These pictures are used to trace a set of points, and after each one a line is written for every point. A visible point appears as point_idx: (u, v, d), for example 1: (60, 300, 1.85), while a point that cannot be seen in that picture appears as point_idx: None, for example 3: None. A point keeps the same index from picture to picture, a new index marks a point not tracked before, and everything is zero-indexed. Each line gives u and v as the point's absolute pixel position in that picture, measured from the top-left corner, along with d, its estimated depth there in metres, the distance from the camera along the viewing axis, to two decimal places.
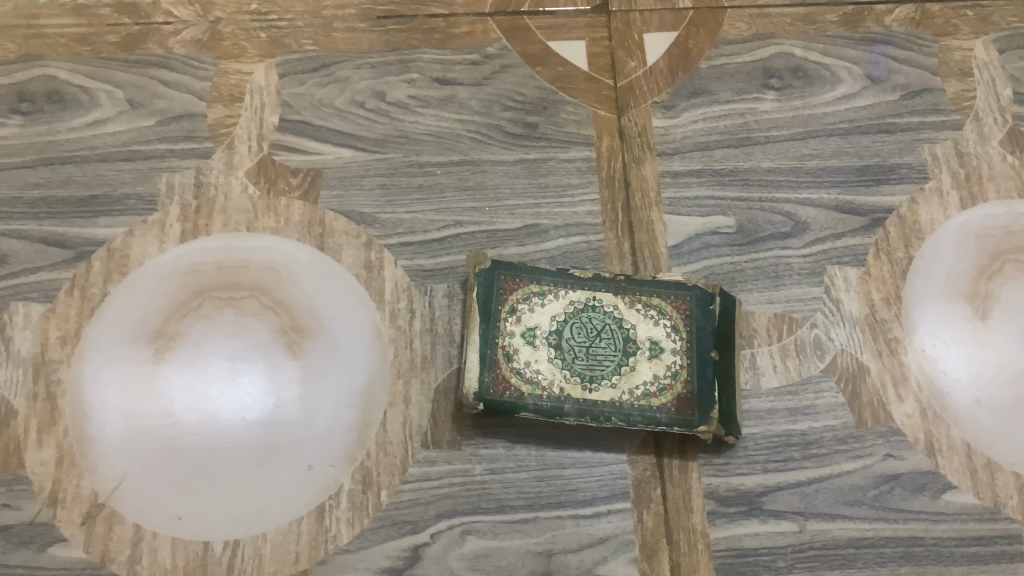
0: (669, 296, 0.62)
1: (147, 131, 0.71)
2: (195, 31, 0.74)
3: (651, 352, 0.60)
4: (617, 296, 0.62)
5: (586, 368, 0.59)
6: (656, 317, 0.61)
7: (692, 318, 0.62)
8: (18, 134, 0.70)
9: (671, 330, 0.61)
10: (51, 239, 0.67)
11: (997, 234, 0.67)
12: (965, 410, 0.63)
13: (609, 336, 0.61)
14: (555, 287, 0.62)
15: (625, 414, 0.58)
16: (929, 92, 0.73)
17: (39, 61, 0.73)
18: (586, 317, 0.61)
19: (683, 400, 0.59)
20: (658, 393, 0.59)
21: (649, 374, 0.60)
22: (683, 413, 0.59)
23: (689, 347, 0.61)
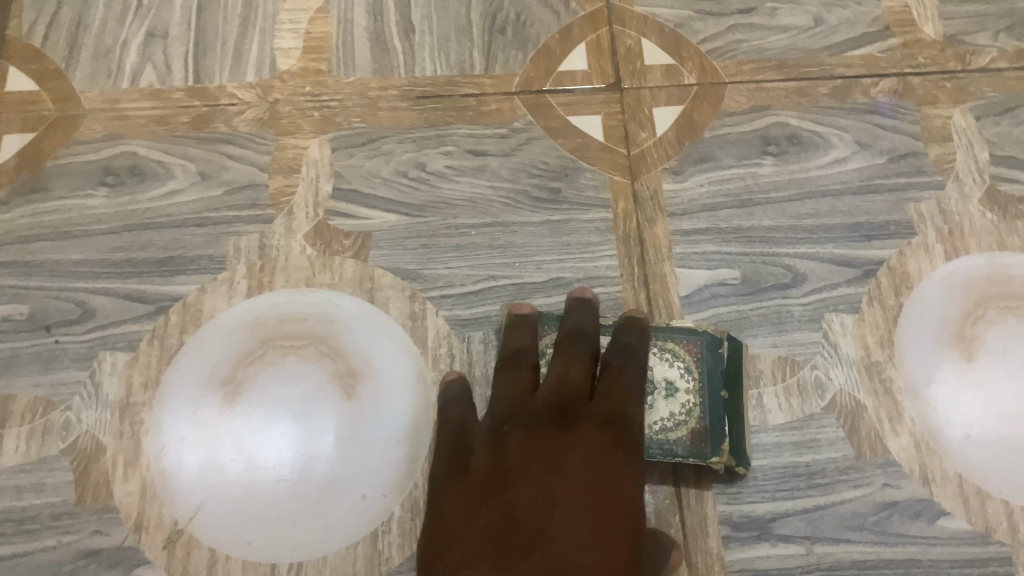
0: (683, 342, 0.70)
1: (217, 201, 0.80)
2: (257, 111, 0.84)
3: (667, 391, 0.68)
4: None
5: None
6: (671, 360, 0.69)
7: (702, 362, 0.69)
8: (104, 204, 0.80)
9: (684, 371, 0.68)
10: (133, 295, 0.76)
11: (980, 283, 0.74)
12: (956, 443, 0.69)
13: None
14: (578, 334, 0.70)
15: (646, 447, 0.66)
16: (912, 156, 0.81)
17: (122, 139, 0.83)
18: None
19: (696, 433, 0.66)
20: (675, 428, 0.66)
21: (666, 411, 0.67)
22: (697, 445, 0.66)
23: (701, 386, 0.68)
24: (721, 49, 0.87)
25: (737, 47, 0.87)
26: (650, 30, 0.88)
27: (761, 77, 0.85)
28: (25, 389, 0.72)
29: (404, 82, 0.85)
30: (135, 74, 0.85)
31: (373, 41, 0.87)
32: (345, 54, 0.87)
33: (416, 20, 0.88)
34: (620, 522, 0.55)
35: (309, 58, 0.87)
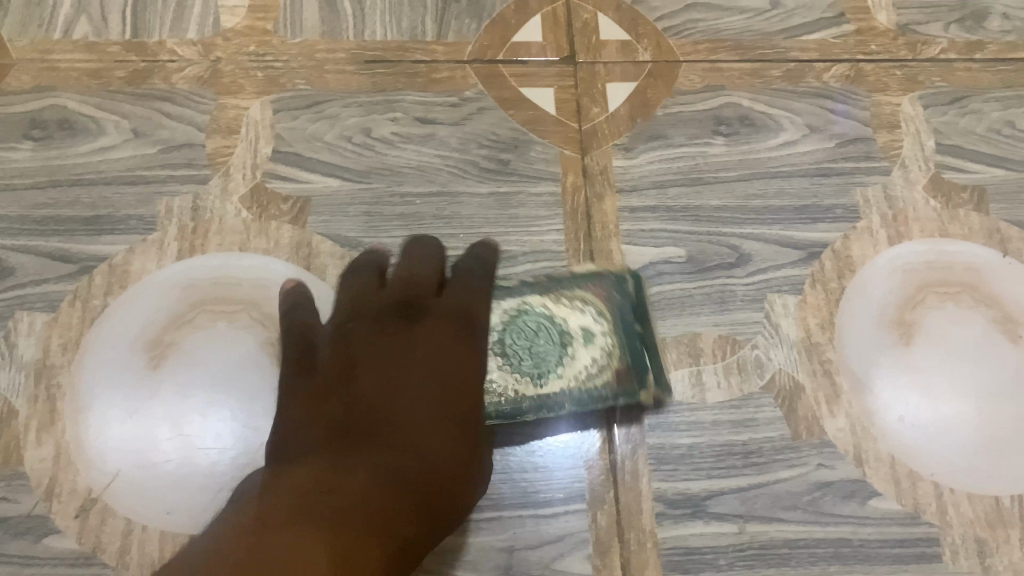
0: (589, 288, 0.69)
1: (150, 159, 0.77)
2: (197, 69, 0.81)
3: (580, 341, 0.67)
4: (545, 297, 0.68)
5: (533, 368, 0.66)
6: (580, 306, 0.68)
7: (612, 304, 0.68)
8: (30, 158, 0.76)
9: (596, 315, 0.67)
10: (56, 254, 0.73)
11: (921, 269, 0.75)
12: (890, 426, 0.70)
13: (545, 330, 0.67)
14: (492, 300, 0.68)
15: (578, 402, 0.65)
16: (862, 141, 0.81)
17: (52, 92, 0.79)
18: (524, 320, 0.68)
19: (618, 373, 0.66)
20: (599, 377, 0.66)
21: (587, 361, 0.66)
22: (626, 387, 0.66)
23: (612, 328, 0.67)
24: (677, 28, 0.85)
25: (693, 26, 0.86)
26: (607, 5, 0.86)
27: (715, 57, 0.84)
28: None
29: (353, 45, 0.82)
30: (69, 25, 0.81)
31: (323, 2, 0.84)
32: (293, 15, 0.84)
33: None
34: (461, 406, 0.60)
35: (255, 17, 0.83)
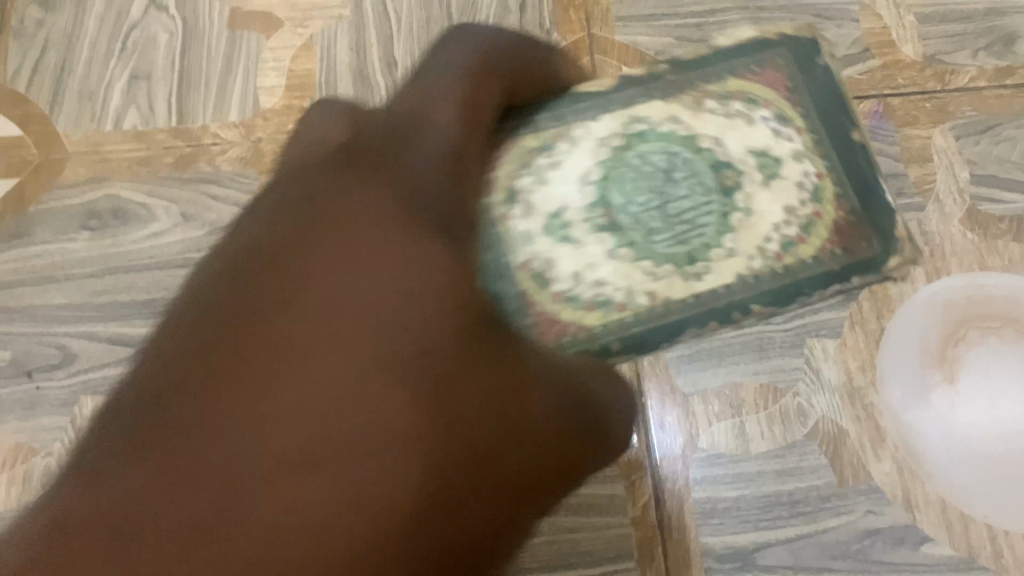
0: (751, 67, 0.57)
1: (200, 241, 0.81)
2: (239, 151, 0.84)
3: (778, 156, 0.54)
4: (673, 107, 0.56)
5: (680, 246, 0.52)
6: (753, 114, 0.55)
7: (793, 84, 0.56)
8: (88, 247, 0.81)
9: (777, 124, 0.55)
10: (116, 338, 0.78)
11: (960, 304, 0.74)
12: (939, 468, 0.70)
13: (693, 178, 0.53)
14: (568, 125, 0.56)
15: (777, 296, 0.51)
16: (894, 178, 0.81)
17: (106, 182, 0.84)
18: (626, 166, 0.54)
19: (860, 218, 0.53)
20: (807, 236, 0.52)
21: (775, 211, 0.53)
22: (863, 256, 0.52)
23: (828, 146, 0.55)
24: None
25: None
26: (631, 58, 0.87)
27: None
28: (6, 434, 0.75)
29: None
30: (119, 116, 0.86)
31: (355, 76, 0.87)
32: (327, 91, 0.86)
33: (398, 55, 0.87)
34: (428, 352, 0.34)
35: (291, 96, 0.86)
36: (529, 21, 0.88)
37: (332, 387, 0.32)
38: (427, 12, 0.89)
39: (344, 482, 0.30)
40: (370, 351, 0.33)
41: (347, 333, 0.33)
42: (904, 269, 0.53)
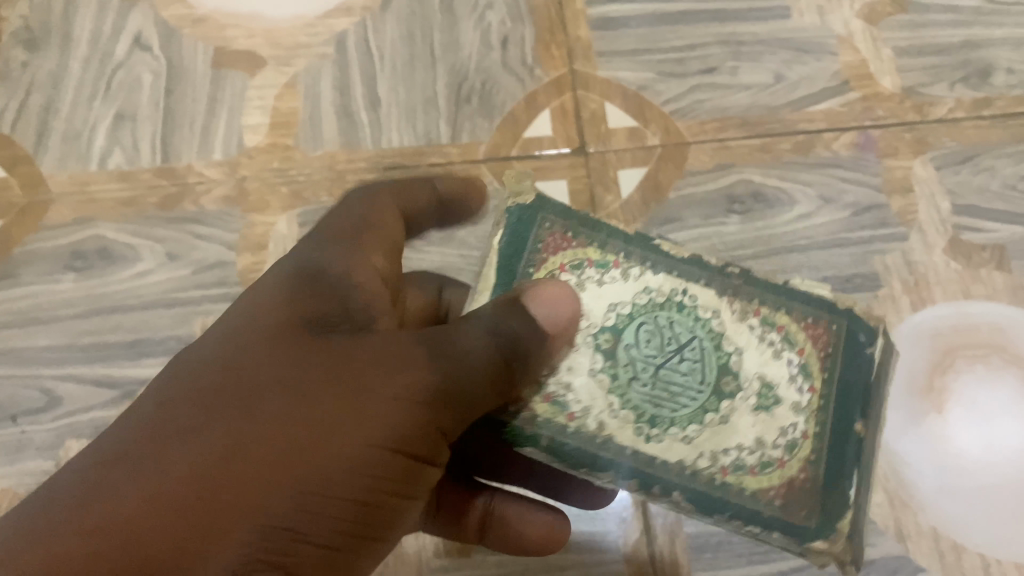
0: (805, 319, 0.50)
1: (186, 281, 0.81)
2: (225, 189, 0.84)
3: (781, 397, 0.48)
4: (721, 300, 0.50)
5: (651, 405, 0.47)
6: (782, 349, 0.49)
7: (833, 353, 0.49)
8: (73, 289, 0.81)
9: (798, 372, 0.48)
10: (102, 379, 0.77)
11: (947, 332, 0.74)
12: (930, 498, 0.70)
13: (698, 362, 0.48)
14: (630, 260, 0.50)
15: (699, 497, 0.46)
16: (876, 209, 0.82)
17: (91, 222, 0.83)
18: (653, 317, 0.49)
19: (813, 488, 0.46)
20: (761, 473, 0.46)
21: (749, 435, 0.47)
22: (795, 523, 0.46)
23: (830, 412, 0.48)
24: (684, 109, 0.87)
25: (699, 107, 0.87)
26: (613, 93, 0.87)
27: (724, 135, 0.85)
28: None
29: (372, 154, 0.85)
30: (104, 157, 0.86)
31: (340, 114, 0.87)
32: (313, 129, 0.87)
33: (382, 92, 0.88)
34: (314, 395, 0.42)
35: (277, 134, 0.86)
36: (512, 58, 0.89)
37: (177, 436, 0.40)
38: (411, 51, 0.90)
39: (180, 505, 0.38)
40: (207, 407, 0.41)
41: (178, 424, 0.40)
42: (821, 558, 0.46)
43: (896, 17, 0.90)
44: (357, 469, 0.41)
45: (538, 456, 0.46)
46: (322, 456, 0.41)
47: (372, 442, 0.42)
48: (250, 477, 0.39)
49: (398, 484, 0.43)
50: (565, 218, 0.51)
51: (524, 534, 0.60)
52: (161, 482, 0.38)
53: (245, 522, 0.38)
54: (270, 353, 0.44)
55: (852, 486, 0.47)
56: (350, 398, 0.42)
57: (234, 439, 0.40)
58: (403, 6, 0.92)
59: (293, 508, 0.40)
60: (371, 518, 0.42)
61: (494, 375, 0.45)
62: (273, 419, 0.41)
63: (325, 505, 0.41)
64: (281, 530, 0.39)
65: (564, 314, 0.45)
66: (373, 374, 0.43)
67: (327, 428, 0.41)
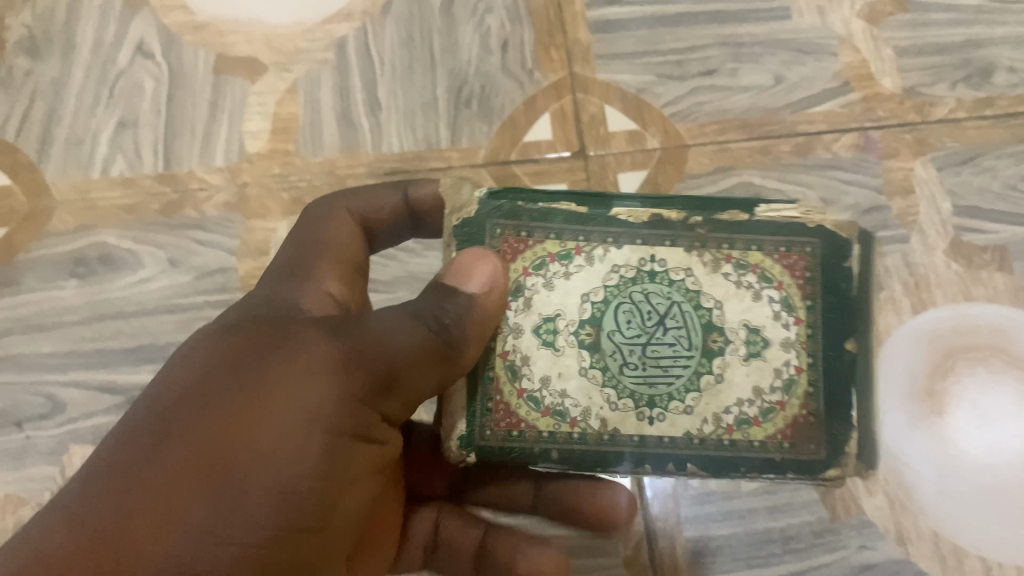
0: (778, 250, 0.52)
1: (187, 287, 0.81)
2: (226, 195, 0.85)
3: (768, 338, 0.51)
4: (691, 257, 0.52)
5: (645, 388, 0.51)
6: (761, 289, 0.52)
7: (812, 277, 0.52)
8: (76, 295, 0.81)
9: (781, 308, 0.52)
10: (104, 386, 0.78)
11: (947, 335, 0.74)
12: (930, 501, 0.70)
13: (682, 329, 0.52)
14: (591, 242, 0.52)
15: (712, 463, 0.51)
16: (876, 210, 0.82)
17: (92, 229, 0.84)
18: (627, 295, 0.52)
19: (819, 420, 0.51)
20: (764, 421, 0.51)
21: (746, 388, 0.51)
22: (804, 459, 0.51)
23: (819, 341, 0.51)
24: (683, 112, 0.86)
25: (699, 109, 0.87)
26: (613, 96, 0.87)
27: (724, 137, 0.85)
28: None
29: (372, 159, 0.86)
30: (107, 164, 0.86)
31: (340, 119, 0.87)
32: (313, 134, 0.87)
33: (382, 97, 0.88)
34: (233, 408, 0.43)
35: (277, 139, 0.87)
36: (511, 62, 0.89)
37: (116, 468, 0.41)
38: (410, 55, 0.90)
39: (106, 527, 0.39)
40: (143, 435, 0.42)
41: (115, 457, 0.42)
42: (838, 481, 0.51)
43: (898, 16, 0.89)
44: (281, 460, 0.43)
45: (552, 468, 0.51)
46: (242, 451, 0.42)
47: (292, 429, 0.43)
48: (173, 485, 0.40)
49: (330, 466, 0.45)
50: (514, 218, 0.53)
51: (512, 566, 0.59)
52: (87, 513, 0.40)
53: (173, 529, 0.40)
54: (189, 369, 0.45)
55: (852, 407, 0.51)
56: (264, 391, 0.43)
57: (152, 455, 0.41)
58: (402, 10, 0.91)
59: (219, 506, 0.41)
60: (308, 502, 0.44)
61: (434, 357, 0.48)
62: (188, 428, 0.42)
63: (253, 497, 0.41)
64: (212, 529, 0.40)
65: (479, 287, 0.48)
66: (285, 366, 0.45)
67: (245, 426, 0.42)
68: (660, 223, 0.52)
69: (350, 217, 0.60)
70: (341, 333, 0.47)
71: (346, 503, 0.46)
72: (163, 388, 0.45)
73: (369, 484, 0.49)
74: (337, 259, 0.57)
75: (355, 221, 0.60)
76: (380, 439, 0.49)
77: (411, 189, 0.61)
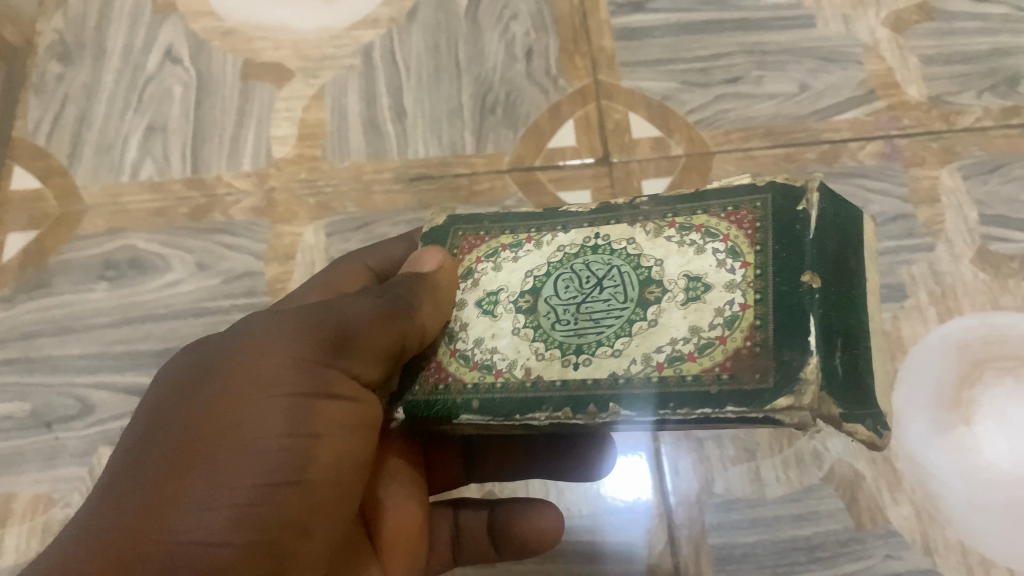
0: (724, 210, 0.47)
1: (215, 290, 0.82)
2: (253, 200, 0.85)
3: (711, 284, 0.45)
4: (634, 227, 0.49)
5: (574, 339, 0.46)
6: (706, 244, 0.46)
7: (762, 226, 0.45)
8: (106, 298, 0.82)
9: (726, 256, 0.45)
10: (133, 388, 0.79)
11: (975, 345, 0.74)
12: (957, 511, 0.69)
13: (618, 286, 0.47)
14: (543, 231, 0.51)
15: (637, 402, 0.43)
16: (902, 219, 0.81)
17: (122, 233, 0.85)
18: (569, 266, 0.49)
19: (767, 350, 0.41)
20: (700, 356, 0.43)
21: (681, 327, 0.44)
22: (748, 389, 0.41)
23: (770, 277, 0.43)
24: (708, 119, 0.87)
25: (724, 116, 0.87)
26: (637, 104, 0.88)
27: (749, 144, 0.85)
28: (27, 485, 0.76)
29: (398, 164, 0.86)
30: (136, 168, 0.87)
31: (366, 125, 0.88)
32: (340, 140, 0.88)
33: (408, 103, 0.89)
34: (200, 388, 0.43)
35: (304, 145, 0.88)
36: (536, 69, 0.90)
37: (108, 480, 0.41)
38: (436, 63, 0.91)
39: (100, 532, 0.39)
40: (127, 442, 0.42)
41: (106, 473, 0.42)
42: (796, 417, 0.40)
43: (923, 26, 0.90)
44: (243, 428, 0.41)
45: (474, 420, 0.46)
46: (207, 428, 0.41)
47: (248, 400, 0.42)
48: (146, 476, 0.40)
49: (297, 424, 0.42)
50: (478, 223, 0.54)
51: (513, 527, 0.60)
52: (84, 522, 0.40)
53: (152, 518, 0.39)
54: (156, 382, 0.45)
55: (812, 333, 0.41)
56: (219, 375, 0.43)
57: (129, 461, 0.41)
58: (429, 18, 0.93)
59: (200, 479, 0.40)
60: (281, 464, 0.41)
61: (381, 317, 0.46)
62: (158, 429, 0.42)
63: (223, 467, 0.40)
64: (198, 502, 0.39)
65: (432, 265, 0.51)
66: (235, 350, 0.44)
67: (206, 407, 0.42)
68: (609, 209, 0.51)
69: (361, 267, 0.61)
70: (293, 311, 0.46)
71: (329, 463, 0.43)
72: (141, 400, 0.45)
73: (359, 447, 0.45)
74: (335, 292, 0.57)
75: (368, 271, 0.61)
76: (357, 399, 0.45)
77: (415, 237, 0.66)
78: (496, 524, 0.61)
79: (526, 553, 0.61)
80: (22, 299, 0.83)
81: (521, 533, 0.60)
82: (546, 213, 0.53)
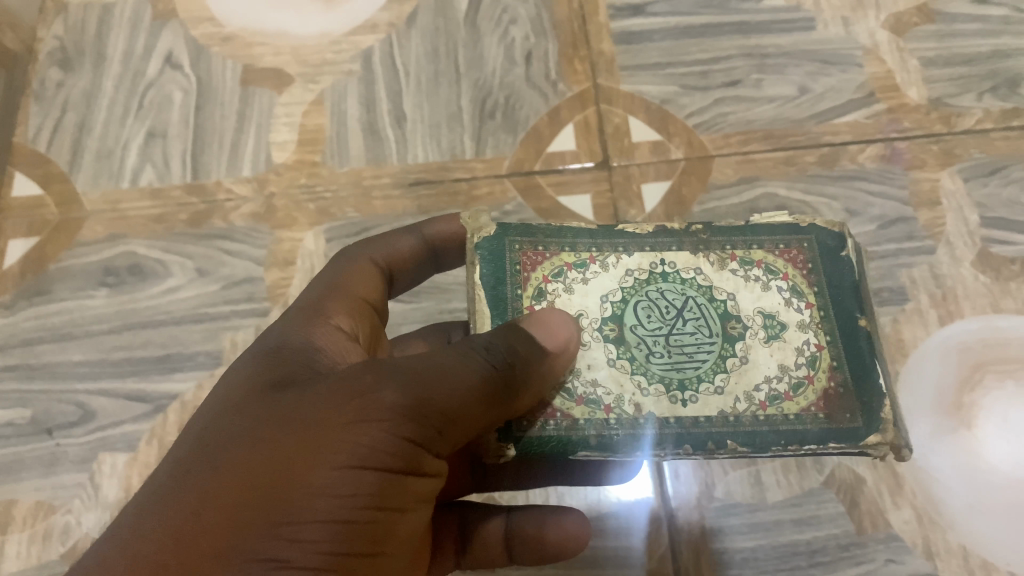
0: (777, 246, 0.51)
1: (215, 296, 0.82)
2: (253, 206, 0.85)
3: (784, 322, 0.49)
4: (698, 257, 0.51)
5: (674, 373, 0.47)
6: (768, 280, 0.50)
7: (815, 267, 0.51)
8: (106, 305, 0.83)
9: (791, 295, 0.50)
10: (133, 394, 0.79)
11: (976, 348, 0.74)
12: (959, 516, 0.69)
13: (700, 319, 0.49)
14: (604, 251, 0.51)
15: (752, 439, 0.46)
16: (903, 222, 0.81)
17: (122, 239, 0.85)
18: (644, 293, 0.50)
19: (851, 391, 0.47)
20: (796, 395, 0.47)
21: (771, 366, 0.48)
22: (844, 429, 0.46)
23: (835, 320, 0.49)
24: (707, 122, 0.86)
25: (723, 120, 0.86)
26: (636, 108, 0.88)
27: (749, 147, 0.85)
28: (27, 492, 0.76)
29: (398, 169, 0.86)
30: (136, 175, 0.88)
31: (366, 130, 0.88)
32: (339, 145, 0.88)
33: (407, 108, 0.89)
34: (294, 437, 0.42)
35: (304, 150, 0.88)
36: (535, 73, 0.90)
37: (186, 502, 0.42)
38: (435, 67, 0.91)
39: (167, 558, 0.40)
40: (210, 469, 0.43)
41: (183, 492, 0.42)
42: (881, 451, 0.46)
43: (923, 27, 0.90)
44: (332, 496, 0.41)
45: (593, 456, 0.46)
46: (295, 487, 0.41)
47: (340, 465, 0.42)
48: (226, 524, 0.40)
49: (383, 498, 0.43)
50: (530, 235, 0.51)
51: (543, 534, 0.59)
52: (152, 547, 0.40)
53: (228, 563, 0.39)
54: (247, 413, 0.45)
55: (881, 375, 0.47)
56: (311, 433, 0.42)
57: (210, 491, 0.42)
58: (428, 23, 0.93)
59: (278, 538, 0.40)
60: (363, 536, 0.42)
61: (490, 397, 0.44)
62: (246, 468, 0.42)
63: (305, 530, 0.40)
64: (269, 561, 0.40)
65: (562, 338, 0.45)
66: (333, 412, 0.43)
67: (294, 463, 0.41)
68: (663, 233, 0.52)
69: (370, 263, 0.60)
70: (398, 378, 0.44)
71: (400, 534, 0.45)
72: (227, 426, 0.45)
73: (421, 514, 0.46)
74: (355, 296, 0.56)
75: (375, 266, 0.60)
76: (434, 470, 0.46)
77: (427, 227, 0.62)
78: (525, 531, 0.59)
79: (556, 558, 0.60)
80: (22, 306, 0.83)
81: (553, 540, 0.59)
82: (591, 227, 0.52)
